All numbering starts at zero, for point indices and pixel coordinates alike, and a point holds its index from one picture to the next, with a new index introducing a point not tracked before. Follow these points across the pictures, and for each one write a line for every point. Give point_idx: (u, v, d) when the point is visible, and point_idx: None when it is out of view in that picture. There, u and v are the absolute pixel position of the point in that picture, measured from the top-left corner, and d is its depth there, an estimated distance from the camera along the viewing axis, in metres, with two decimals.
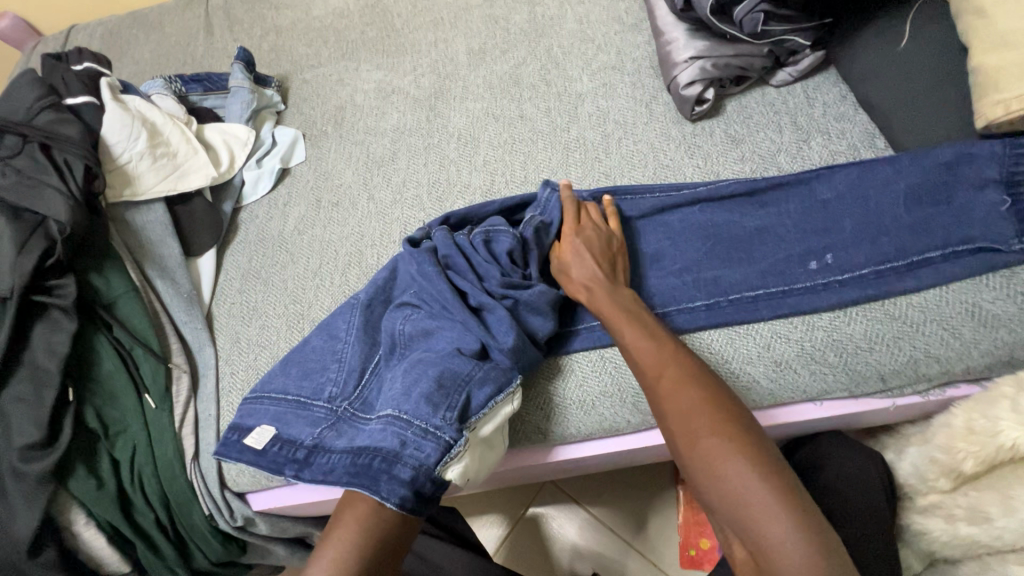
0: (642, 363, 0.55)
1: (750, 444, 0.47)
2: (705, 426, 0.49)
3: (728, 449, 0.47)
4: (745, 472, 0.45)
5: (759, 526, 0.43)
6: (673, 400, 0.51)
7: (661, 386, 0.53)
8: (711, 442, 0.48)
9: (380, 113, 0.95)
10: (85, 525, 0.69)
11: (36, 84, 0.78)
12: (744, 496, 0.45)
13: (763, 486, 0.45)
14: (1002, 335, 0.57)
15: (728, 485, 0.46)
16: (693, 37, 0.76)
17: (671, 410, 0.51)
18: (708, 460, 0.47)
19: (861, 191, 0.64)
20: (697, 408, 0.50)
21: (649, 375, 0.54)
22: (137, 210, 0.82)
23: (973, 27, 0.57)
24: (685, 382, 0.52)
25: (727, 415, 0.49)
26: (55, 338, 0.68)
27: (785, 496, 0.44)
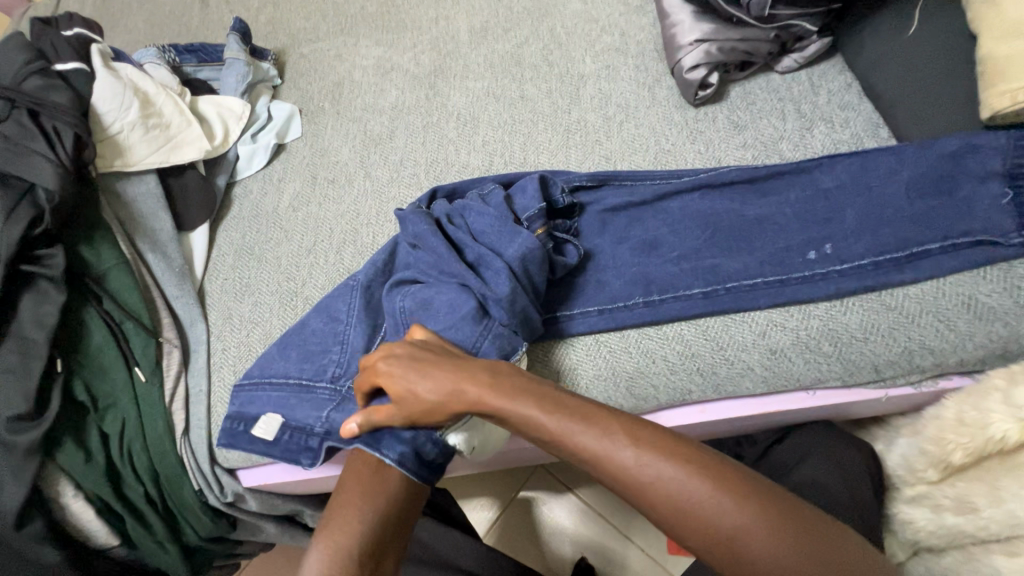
0: (584, 444, 0.46)
1: (757, 501, 0.42)
2: (700, 499, 0.42)
3: (731, 516, 0.42)
4: (755, 535, 0.41)
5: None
6: (638, 477, 0.44)
7: (613, 467, 0.45)
8: (711, 511, 0.42)
9: (378, 90, 0.93)
10: (74, 497, 0.68)
11: (24, 47, 0.76)
12: (780, 566, 0.40)
13: (795, 545, 0.41)
14: (997, 328, 0.57)
15: (756, 559, 0.41)
16: (699, 19, 0.75)
17: (639, 488, 0.44)
18: (723, 533, 0.42)
19: (863, 181, 0.64)
20: (672, 478, 0.43)
21: (595, 454, 0.46)
22: (129, 181, 0.80)
23: (984, 17, 0.56)
24: (647, 453, 0.45)
25: (715, 473, 0.43)
26: (44, 309, 0.67)
27: (816, 546, 0.41)
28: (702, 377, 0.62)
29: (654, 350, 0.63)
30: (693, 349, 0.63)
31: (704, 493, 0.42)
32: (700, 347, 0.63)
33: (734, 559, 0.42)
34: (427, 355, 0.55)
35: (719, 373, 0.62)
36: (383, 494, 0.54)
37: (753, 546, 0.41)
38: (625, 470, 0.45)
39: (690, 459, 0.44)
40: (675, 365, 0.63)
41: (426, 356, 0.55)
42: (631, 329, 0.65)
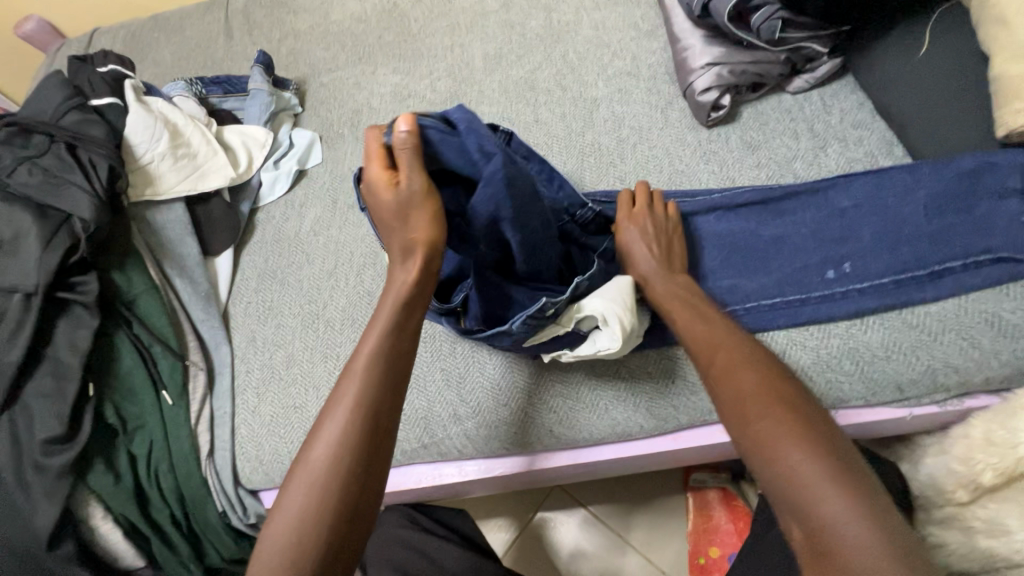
0: (697, 341, 0.55)
1: (816, 428, 0.45)
2: (765, 404, 0.48)
3: (789, 424, 0.45)
4: (805, 455, 0.43)
5: (815, 497, 0.41)
6: (731, 378, 0.51)
7: (715, 364, 0.52)
8: (770, 415, 0.47)
9: (396, 116, 0.96)
10: (103, 519, 0.70)
11: (62, 85, 0.80)
12: (806, 473, 0.43)
13: (830, 465, 0.42)
14: (1023, 345, 0.57)
15: (788, 462, 0.43)
16: (710, 43, 0.77)
17: (729, 385, 0.50)
18: (766, 434, 0.46)
19: (880, 199, 0.64)
20: (757, 389, 0.49)
21: (703, 354, 0.54)
22: (158, 209, 0.83)
23: (995, 37, 0.56)
24: (754, 366, 0.51)
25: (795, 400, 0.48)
26: (77, 334, 0.70)
27: (847, 479, 0.41)
28: None
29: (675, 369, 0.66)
30: None
31: (776, 410, 0.47)
32: None
33: (774, 468, 0.44)
34: (659, 235, 0.65)
35: None
36: (323, 509, 0.45)
37: (797, 464, 0.43)
38: (719, 371, 0.52)
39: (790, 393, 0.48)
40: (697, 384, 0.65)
41: (666, 239, 0.65)
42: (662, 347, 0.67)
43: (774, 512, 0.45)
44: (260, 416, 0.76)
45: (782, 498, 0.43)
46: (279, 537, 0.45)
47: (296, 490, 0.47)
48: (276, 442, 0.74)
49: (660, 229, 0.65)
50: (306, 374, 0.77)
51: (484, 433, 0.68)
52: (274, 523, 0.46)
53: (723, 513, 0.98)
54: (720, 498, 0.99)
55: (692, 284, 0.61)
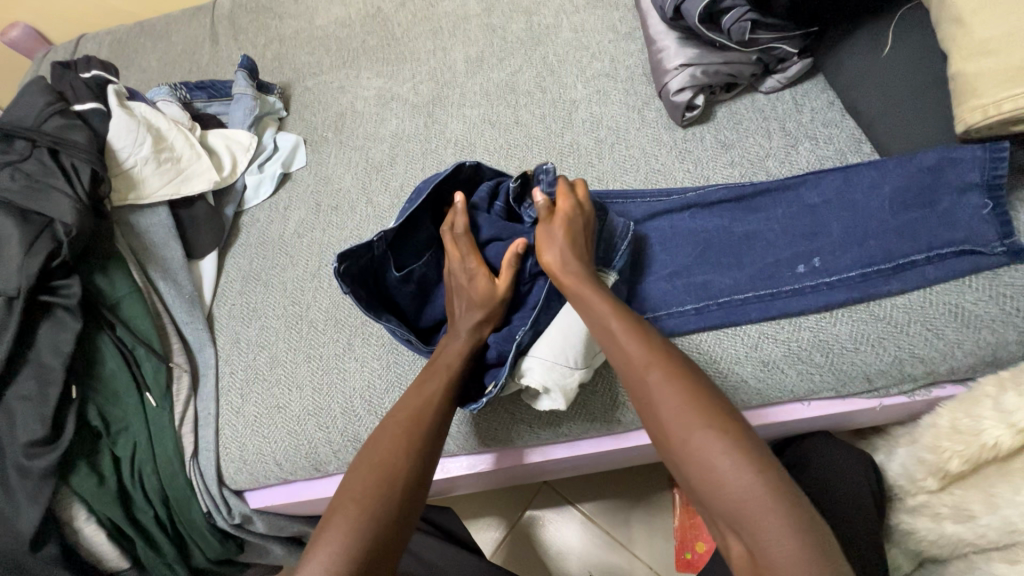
0: (627, 354, 0.50)
1: (750, 449, 0.42)
2: (694, 426, 0.44)
3: (722, 446, 0.42)
4: (739, 471, 0.41)
5: (757, 527, 0.40)
6: (659, 392, 0.47)
7: (645, 376, 0.48)
8: (702, 439, 0.43)
9: (379, 119, 0.97)
10: (87, 522, 0.70)
11: (45, 90, 0.81)
12: (744, 501, 0.40)
13: (767, 489, 0.40)
14: (985, 336, 0.58)
15: (728, 490, 0.41)
16: (684, 45, 0.78)
17: (658, 403, 0.47)
18: (702, 461, 0.43)
19: (848, 195, 0.65)
20: (686, 399, 0.46)
21: (633, 367, 0.50)
22: (141, 213, 0.84)
23: (953, 36, 0.58)
24: (676, 378, 0.47)
25: (725, 415, 0.44)
26: (60, 338, 0.70)
27: (783, 504, 0.40)
28: None
29: None
30: None
31: (707, 423, 0.44)
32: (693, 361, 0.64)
33: (710, 487, 0.42)
34: (584, 228, 0.62)
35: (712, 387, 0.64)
36: (392, 473, 0.52)
37: (732, 480, 0.41)
38: (648, 386, 0.48)
39: (716, 403, 0.45)
40: None
41: (583, 230, 0.62)
42: None
43: (719, 531, 0.44)
44: (244, 417, 0.77)
45: (727, 522, 0.42)
46: (351, 494, 0.51)
47: (365, 461, 0.54)
48: (260, 442, 0.75)
49: (585, 221, 0.63)
50: (290, 374, 0.77)
51: (465, 428, 0.69)
52: (345, 488, 0.52)
53: None
54: None
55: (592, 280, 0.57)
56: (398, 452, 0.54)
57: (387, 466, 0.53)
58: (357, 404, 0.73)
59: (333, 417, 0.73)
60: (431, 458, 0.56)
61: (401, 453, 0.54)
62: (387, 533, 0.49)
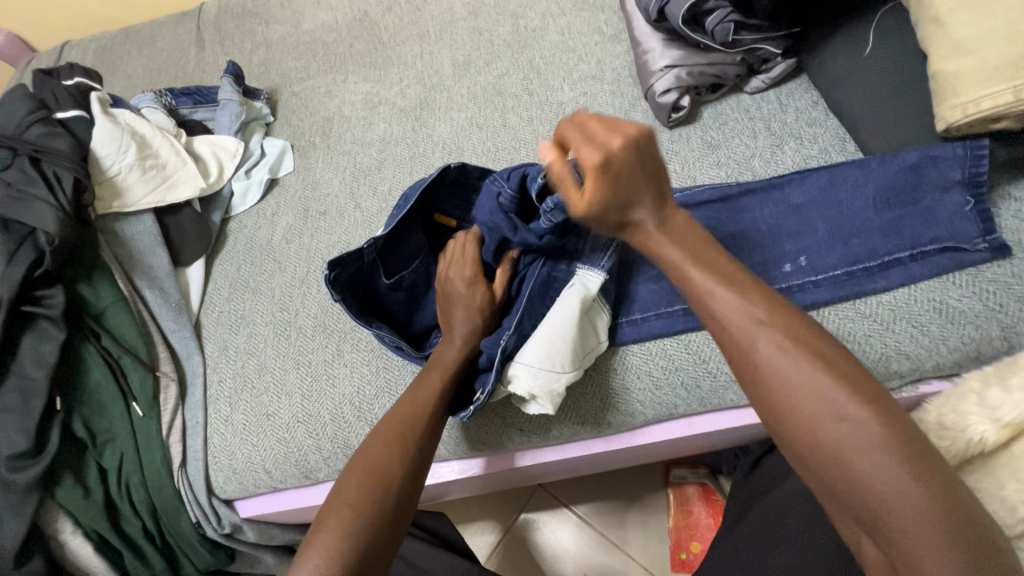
0: (760, 348, 0.40)
1: (908, 447, 0.36)
2: (842, 422, 0.37)
3: (896, 468, 0.35)
4: (916, 499, 0.35)
5: (907, 537, 0.35)
6: (809, 399, 0.38)
7: (786, 378, 0.39)
8: (872, 462, 0.36)
9: (366, 123, 0.97)
10: (72, 534, 0.70)
11: (26, 98, 0.80)
12: (897, 510, 0.35)
13: (928, 500, 0.35)
14: (970, 332, 0.59)
15: (875, 494, 0.36)
16: (669, 46, 0.78)
17: (809, 412, 0.38)
18: (849, 465, 0.36)
19: (833, 194, 0.66)
20: (845, 407, 0.37)
21: (768, 363, 0.40)
22: (126, 221, 0.83)
23: (932, 36, 0.59)
24: (810, 354, 0.39)
25: (872, 396, 0.38)
26: (43, 348, 0.69)
27: (948, 513, 0.35)
28: (686, 391, 0.65)
29: (640, 365, 0.66)
30: (677, 363, 0.65)
31: (880, 438, 0.36)
32: (683, 360, 0.65)
33: (880, 512, 0.36)
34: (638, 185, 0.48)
35: (702, 386, 0.65)
36: (384, 474, 0.52)
37: (908, 507, 0.35)
38: (791, 386, 0.39)
39: (880, 406, 0.37)
40: (661, 380, 0.66)
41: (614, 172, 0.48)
42: (635, 345, 0.67)
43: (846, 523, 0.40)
44: (232, 425, 0.76)
45: (863, 525, 0.37)
46: (343, 495, 0.51)
47: (358, 463, 0.54)
48: (249, 450, 0.74)
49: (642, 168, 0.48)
50: (278, 381, 0.77)
51: (455, 433, 0.69)
52: (336, 490, 0.52)
53: (702, 508, 0.99)
54: (699, 493, 1.01)
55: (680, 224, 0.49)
56: (389, 453, 0.54)
57: (377, 469, 0.53)
58: (347, 410, 0.73)
59: (322, 424, 0.73)
60: (424, 460, 0.55)
61: (392, 453, 0.54)
62: (377, 530, 0.49)
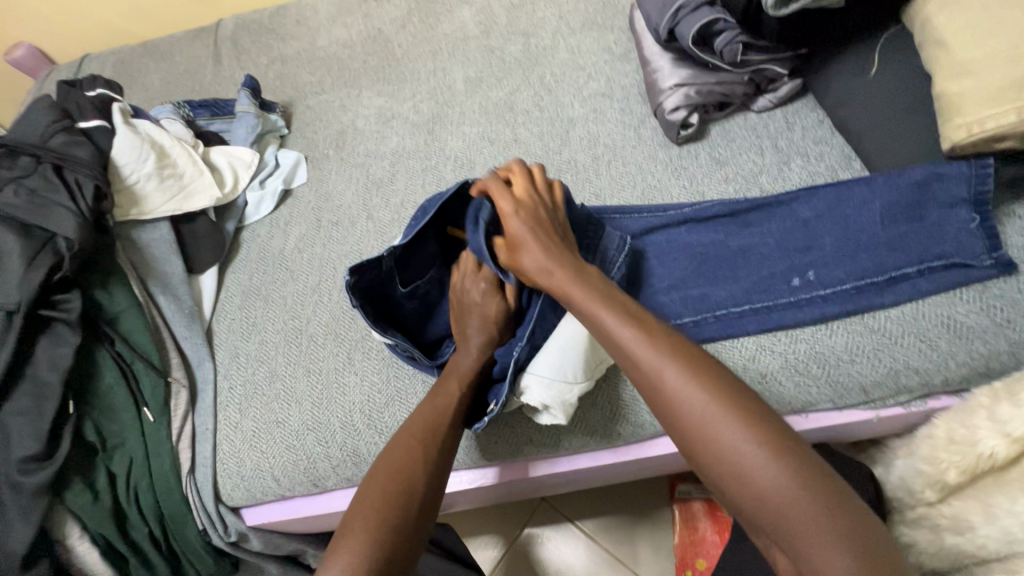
0: (637, 362, 0.48)
1: (796, 455, 0.42)
2: (697, 414, 0.45)
3: (749, 453, 0.42)
4: (770, 482, 0.41)
5: (776, 517, 0.41)
6: (679, 397, 0.46)
7: (657, 382, 0.47)
8: (727, 442, 0.43)
9: (380, 137, 0.99)
10: (80, 539, 0.70)
11: (51, 108, 0.82)
12: (785, 506, 0.40)
13: (783, 493, 0.41)
14: (978, 346, 0.60)
15: (755, 487, 0.42)
16: (678, 66, 0.80)
17: (679, 405, 0.46)
18: (710, 444, 0.44)
19: (840, 210, 0.67)
20: (707, 403, 0.45)
21: (646, 373, 0.48)
22: (143, 229, 0.85)
23: (937, 58, 0.61)
24: (663, 358, 0.48)
25: (737, 408, 0.44)
26: (58, 353, 0.70)
27: (832, 507, 0.40)
28: None
29: None
30: None
31: (731, 430, 0.43)
32: None
33: (749, 496, 0.42)
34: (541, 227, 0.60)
35: None
36: (408, 480, 0.53)
37: (766, 488, 0.41)
38: (670, 391, 0.46)
39: (733, 408, 0.44)
40: None
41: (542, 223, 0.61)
42: None
43: (758, 535, 0.44)
44: (242, 432, 0.76)
45: (770, 532, 0.42)
46: (368, 500, 0.51)
47: (381, 468, 0.54)
48: (258, 457, 0.74)
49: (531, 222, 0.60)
50: (289, 389, 0.77)
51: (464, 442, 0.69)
52: (359, 497, 0.52)
53: (708, 525, 0.97)
54: (704, 509, 0.98)
55: (558, 260, 0.57)
56: (415, 459, 0.54)
57: (401, 475, 0.53)
58: (356, 419, 0.73)
59: (332, 432, 0.73)
60: (445, 469, 0.56)
61: (416, 460, 0.54)
62: (402, 538, 0.49)
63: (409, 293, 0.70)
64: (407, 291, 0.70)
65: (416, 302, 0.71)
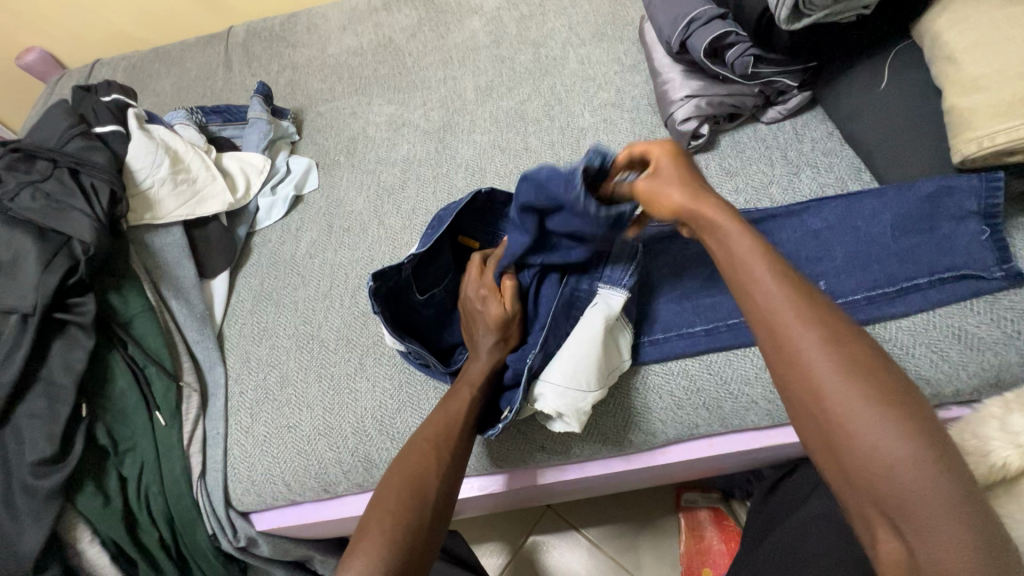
0: (777, 318, 0.43)
1: (941, 447, 0.37)
2: (838, 385, 0.39)
3: (893, 436, 0.37)
4: (913, 472, 0.36)
5: (907, 508, 0.36)
6: (820, 364, 0.40)
7: (800, 344, 0.41)
8: (868, 421, 0.38)
9: (390, 144, 1.00)
10: (91, 543, 0.69)
11: (67, 113, 0.83)
12: (924, 504, 0.36)
13: (930, 489, 0.36)
14: (988, 357, 0.60)
15: (893, 475, 0.37)
16: (688, 77, 0.81)
17: (820, 371, 0.40)
18: (847, 419, 0.39)
19: (850, 221, 0.68)
20: (855, 375, 0.39)
21: (788, 334, 0.42)
22: (156, 233, 0.85)
23: (947, 73, 0.62)
24: (811, 320, 0.42)
25: (888, 391, 0.39)
26: (73, 356, 0.70)
27: (973, 515, 0.36)
28: (707, 412, 0.66)
29: (661, 385, 0.67)
30: (698, 383, 0.66)
31: (879, 411, 0.38)
32: (705, 381, 0.66)
33: (879, 479, 0.37)
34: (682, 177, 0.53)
35: (724, 407, 0.66)
36: (422, 483, 0.53)
37: (908, 477, 0.36)
38: (808, 356, 0.41)
39: (886, 388, 0.39)
40: (682, 400, 0.66)
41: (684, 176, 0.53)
42: (658, 364, 0.68)
43: (865, 523, 0.39)
44: (253, 436, 0.76)
45: (888, 520, 0.37)
46: (383, 504, 0.52)
47: (396, 471, 0.54)
48: (269, 462, 0.74)
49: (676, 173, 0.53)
50: (300, 394, 0.77)
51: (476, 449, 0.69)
52: (374, 500, 0.53)
53: (715, 534, 0.97)
54: (711, 517, 0.99)
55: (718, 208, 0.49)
56: (429, 462, 0.55)
57: (414, 478, 0.53)
58: (368, 424, 0.73)
59: (343, 437, 0.73)
60: (458, 472, 0.56)
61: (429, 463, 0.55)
62: (417, 541, 0.50)
63: (425, 301, 0.71)
64: (423, 299, 0.70)
65: (432, 310, 0.72)
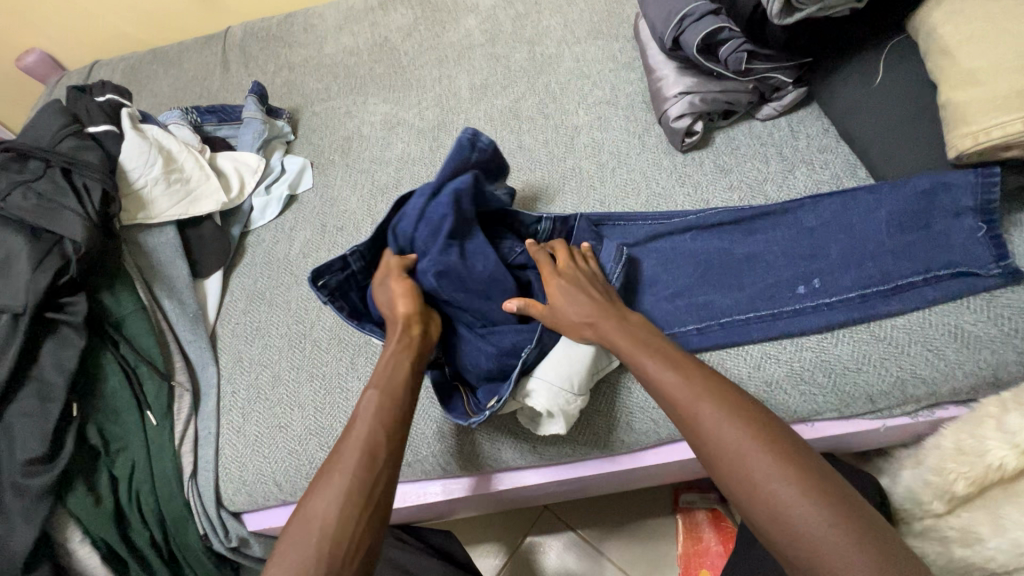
0: (673, 394, 0.50)
1: (827, 486, 0.42)
2: (732, 444, 0.45)
3: (784, 488, 0.42)
4: (804, 514, 0.41)
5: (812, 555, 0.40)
6: (715, 431, 0.47)
7: (693, 415, 0.48)
8: (760, 472, 0.43)
9: (385, 143, 0.99)
10: (81, 542, 0.69)
11: (60, 113, 0.83)
12: (825, 545, 0.39)
13: (826, 530, 0.40)
14: (985, 356, 0.59)
15: (790, 521, 0.41)
16: (683, 74, 0.81)
17: (714, 436, 0.47)
18: (745, 475, 0.44)
19: (845, 218, 0.67)
20: (742, 435, 0.46)
21: (682, 408, 0.49)
22: (149, 232, 0.85)
23: (942, 67, 0.61)
24: (697, 388, 0.49)
25: (772, 440, 0.45)
26: (63, 355, 0.70)
27: (871, 546, 0.39)
28: None
29: None
30: None
31: (767, 462, 0.44)
32: None
33: (782, 531, 0.42)
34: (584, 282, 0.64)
35: None
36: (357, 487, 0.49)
37: (803, 524, 0.41)
38: (703, 423, 0.47)
39: (772, 440, 0.45)
40: None
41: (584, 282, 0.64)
42: None
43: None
44: (245, 436, 0.76)
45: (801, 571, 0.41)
46: (314, 510, 0.48)
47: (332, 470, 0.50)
48: (260, 462, 0.74)
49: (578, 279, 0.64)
50: (291, 394, 0.77)
51: (468, 448, 0.69)
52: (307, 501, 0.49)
53: (712, 534, 0.97)
54: (709, 518, 0.98)
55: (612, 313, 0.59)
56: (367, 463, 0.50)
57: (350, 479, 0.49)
58: None
59: (334, 437, 0.73)
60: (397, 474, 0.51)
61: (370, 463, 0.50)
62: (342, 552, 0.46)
63: None
64: None
65: None
